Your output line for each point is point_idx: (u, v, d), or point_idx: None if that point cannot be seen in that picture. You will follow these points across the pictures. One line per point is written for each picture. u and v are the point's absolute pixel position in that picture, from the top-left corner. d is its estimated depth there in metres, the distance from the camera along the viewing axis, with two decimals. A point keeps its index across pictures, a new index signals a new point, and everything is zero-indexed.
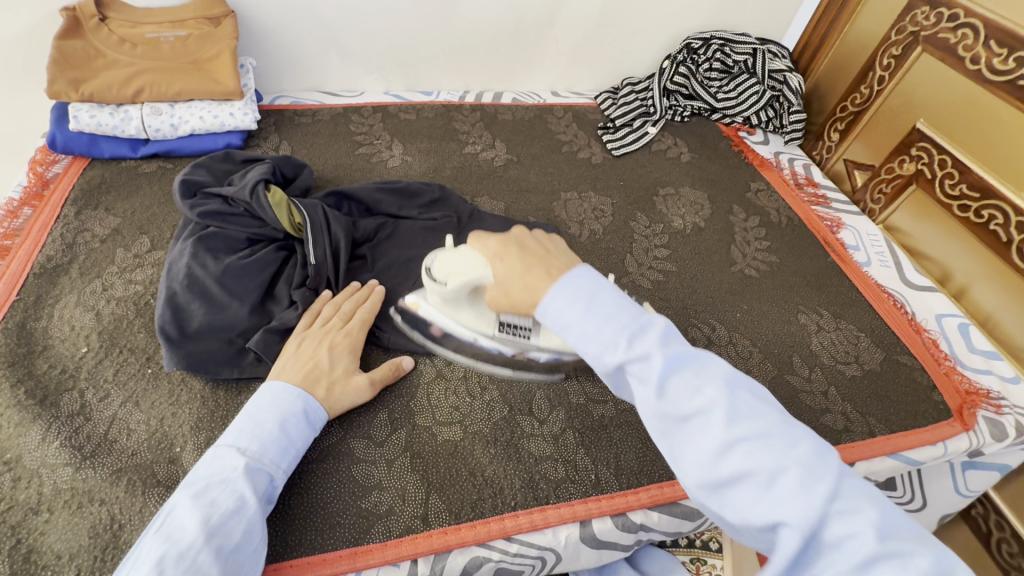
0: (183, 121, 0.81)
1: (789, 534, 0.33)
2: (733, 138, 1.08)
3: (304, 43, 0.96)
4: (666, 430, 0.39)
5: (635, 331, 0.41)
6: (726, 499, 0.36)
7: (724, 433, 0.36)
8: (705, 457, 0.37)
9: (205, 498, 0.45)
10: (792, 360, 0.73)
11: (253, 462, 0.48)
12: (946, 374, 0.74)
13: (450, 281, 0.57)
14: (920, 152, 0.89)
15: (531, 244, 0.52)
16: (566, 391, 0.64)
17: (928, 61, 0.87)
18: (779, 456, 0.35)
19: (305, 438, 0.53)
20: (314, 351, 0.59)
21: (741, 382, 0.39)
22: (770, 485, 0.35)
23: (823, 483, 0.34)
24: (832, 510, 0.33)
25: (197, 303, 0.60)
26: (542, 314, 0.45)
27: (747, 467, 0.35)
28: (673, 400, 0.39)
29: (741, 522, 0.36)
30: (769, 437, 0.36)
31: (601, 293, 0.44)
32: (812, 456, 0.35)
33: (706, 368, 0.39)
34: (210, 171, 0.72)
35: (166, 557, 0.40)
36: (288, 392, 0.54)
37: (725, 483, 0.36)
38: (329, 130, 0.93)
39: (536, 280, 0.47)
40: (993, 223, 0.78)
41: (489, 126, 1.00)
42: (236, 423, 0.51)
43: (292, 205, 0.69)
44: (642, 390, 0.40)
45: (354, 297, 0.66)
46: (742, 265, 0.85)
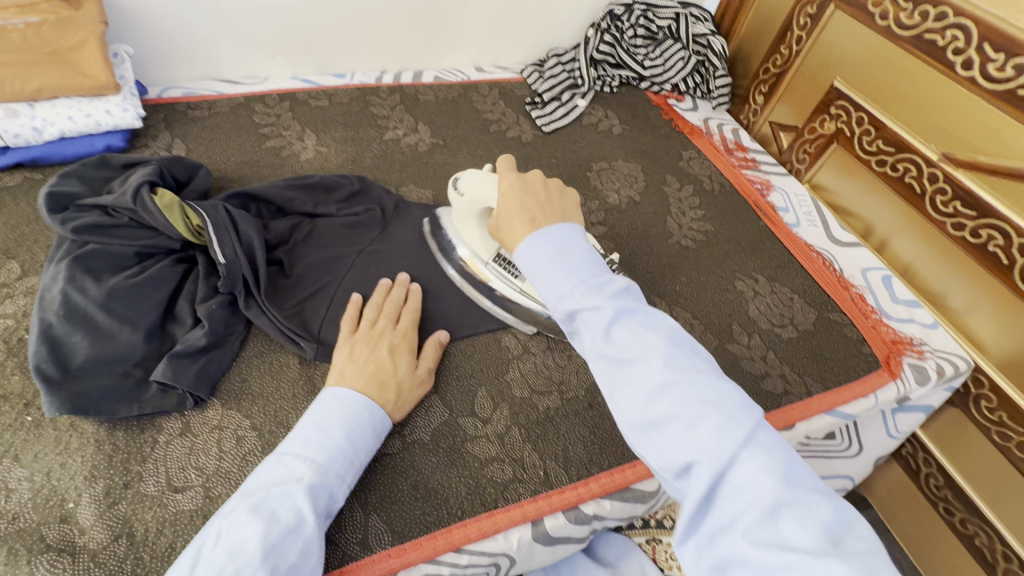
0: (48, 123, 0.70)
1: (703, 473, 0.35)
2: (663, 107, 1.07)
3: (190, 27, 0.85)
4: (606, 375, 0.41)
5: (593, 287, 0.44)
6: (651, 441, 0.38)
7: (659, 377, 0.38)
8: (637, 401, 0.38)
9: (264, 510, 0.43)
10: (731, 328, 0.73)
11: (317, 476, 0.46)
12: (873, 326, 0.76)
13: (467, 194, 0.60)
14: (839, 110, 0.91)
15: (540, 188, 0.53)
16: (508, 386, 0.62)
17: (841, 18, 0.88)
18: (704, 402, 0.37)
19: (371, 448, 0.51)
20: (372, 354, 0.56)
21: (686, 339, 0.41)
22: (692, 426, 0.36)
23: (742, 430, 0.35)
24: (744, 454, 0.34)
25: (79, 334, 0.53)
26: (519, 257, 0.48)
27: (674, 410, 0.37)
28: (616, 344, 0.41)
29: (661, 463, 0.37)
30: (700, 383, 0.37)
31: (573, 250, 0.46)
32: (738, 406, 0.37)
33: (653, 322, 0.41)
34: (82, 181, 0.62)
35: (224, 573, 0.39)
36: (354, 401, 0.51)
37: (654, 424, 0.38)
38: (230, 123, 0.83)
39: (517, 226, 0.50)
40: (908, 175, 0.81)
41: (411, 108, 0.94)
42: (303, 431, 0.49)
43: (186, 205, 0.61)
44: (592, 333, 0.42)
45: (391, 296, 0.63)
46: (678, 237, 0.84)
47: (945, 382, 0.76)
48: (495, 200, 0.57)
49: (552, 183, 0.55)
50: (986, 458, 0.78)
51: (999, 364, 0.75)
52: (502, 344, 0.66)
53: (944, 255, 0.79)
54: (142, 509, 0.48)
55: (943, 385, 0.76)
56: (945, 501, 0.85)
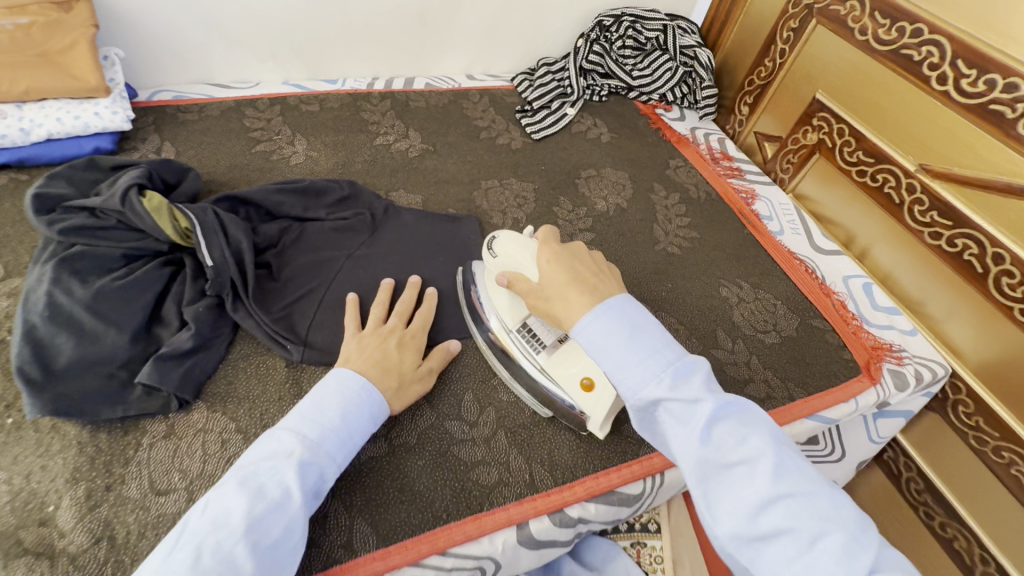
0: (36, 125, 0.70)
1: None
2: (651, 116, 1.09)
3: (180, 30, 0.85)
4: (704, 477, 0.41)
5: (677, 374, 0.44)
6: (760, 552, 0.37)
7: (767, 489, 0.38)
8: (744, 510, 0.38)
9: (252, 484, 0.43)
10: (716, 334, 0.74)
11: (308, 452, 0.46)
12: (854, 332, 0.78)
13: (501, 255, 0.60)
14: (821, 121, 0.93)
15: (586, 261, 0.54)
16: (495, 390, 0.62)
17: (822, 33, 0.90)
18: (821, 517, 0.37)
19: (365, 431, 0.51)
20: (380, 347, 0.57)
21: (782, 437, 0.42)
22: (810, 545, 0.36)
23: (867, 553, 0.35)
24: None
25: (64, 335, 0.52)
26: (580, 333, 0.48)
27: (787, 524, 0.37)
28: (716, 446, 0.41)
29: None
30: (814, 496, 0.38)
31: (647, 329, 0.47)
32: (855, 524, 0.36)
33: (748, 418, 0.42)
34: (70, 182, 0.62)
35: (206, 543, 0.39)
36: (351, 382, 0.52)
37: (762, 538, 0.38)
38: (220, 127, 0.84)
39: (574, 293, 0.50)
40: (887, 185, 0.83)
41: (401, 114, 0.94)
42: (299, 408, 0.50)
43: (174, 207, 0.61)
44: (684, 431, 0.42)
45: (406, 297, 0.64)
46: (665, 244, 0.85)
47: (923, 388, 0.77)
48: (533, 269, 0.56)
49: (595, 255, 0.55)
50: (963, 463, 0.80)
51: (976, 372, 0.76)
52: (489, 349, 0.66)
53: (926, 266, 0.80)
54: (125, 512, 0.47)
55: (921, 391, 0.78)
56: (924, 505, 0.87)
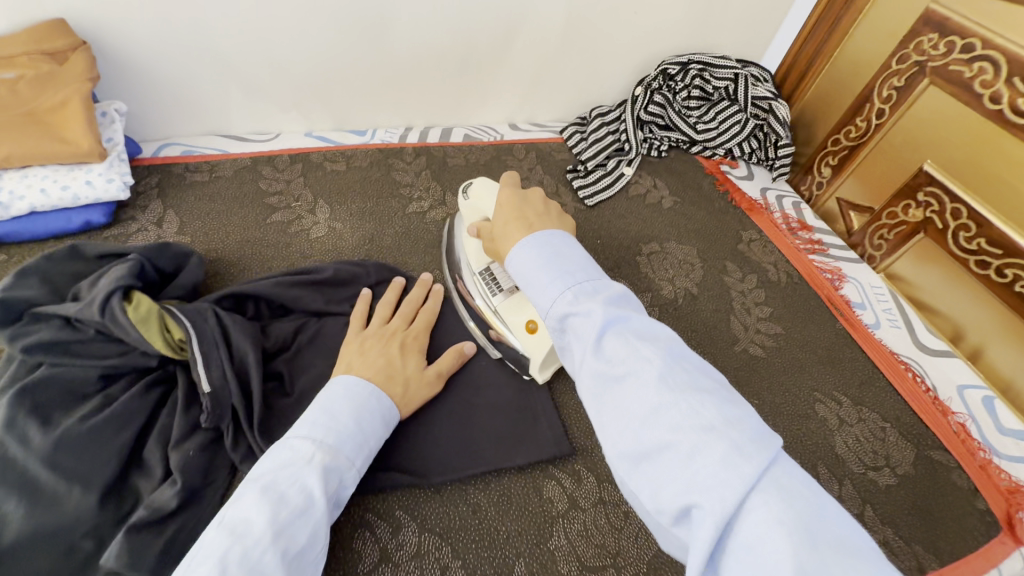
0: (17, 197, 0.60)
1: (703, 520, 0.31)
2: (717, 175, 0.96)
3: (192, 78, 0.75)
4: (601, 391, 0.39)
5: (587, 291, 0.42)
6: (644, 471, 0.35)
7: (654, 398, 0.35)
8: (631, 424, 0.36)
9: (272, 493, 0.38)
10: (817, 471, 0.61)
11: (329, 457, 0.42)
12: (982, 469, 0.64)
13: (472, 199, 0.63)
14: (929, 197, 0.79)
15: (533, 202, 0.54)
16: (552, 561, 0.49)
17: (937, 96, 0.76)
18: (704, 433, 0.33)
19: (380, 436, 0.47)
20: (383, 351, 0.54)
21: (688, 355, 0.38)
22: (691, 459, 0.33)
23: (750, 463, 0.31)
24: (754, 497, 0.30)
25: (13, 501, 0.41)
26: (511, 264, 0.48)
27: (670, 436, 0.34)
28: (609, 359, 0.38)
29: (657, 505, 0.34)
30: (701, 406, 0.34)
31: (567, 255, 0.46)
32: (746, 436, 0.33)
33: (652, 337, 0.39)
34: (45, 280, 0.51)
35: (230, 555, 0.34)
36: (364, 387, 0.48)
37: (648, 455, 0.35)
38: (233, 191, 0.73)
39: (512, 229, 0.50)
40: (1020, 285, 0.69)
41: (438, 174, 0.83)
42: (308, 415, 0.45)
43: (166, 314, 0.51)
44: (582, 345, 0.40)
45: (409, 295, 0.63)
46: (745, 342, 0.72)
47: None
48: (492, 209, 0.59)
49: (552, 204, 0.56)
50: None
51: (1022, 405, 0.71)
52: (544, 496, 0.53)
53: (934, 262, 0.79)
54: None
55: None
56: None
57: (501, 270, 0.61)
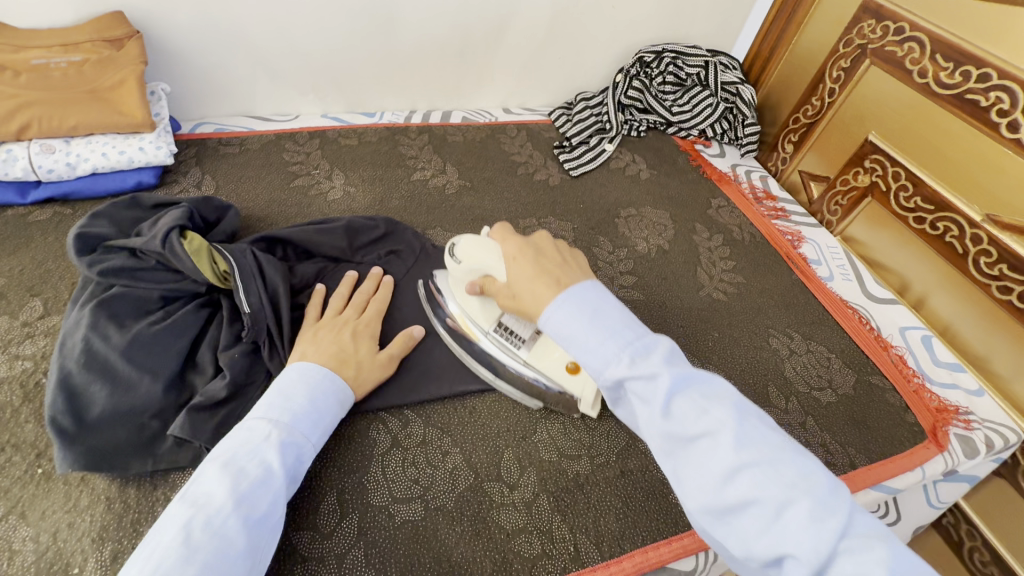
0: (82, 159, 0.70)
1: (798, 569, 0.32)
2: (690, 152, 1.06)
3: (225, 64, 0.86)
4: (670, 452, 0.39)
5: (639, 349, 0.42)
6: (731, 526, 0.36)
7: (731, 459, 0.36)
8: (710, 482, 0.36)
9: (233, 467, 0.43)
10: (768, 390, 0.70)
11: (285, 434, 0.47)
12: (915, 392, 0.73)
13: (466, 261, 0.58)
14: (874, 163, 0.89)
15: (548, 253, 0.52)
16: (536, 449, 0.59)
17: (877, 74, 0.87)
18: (786, 487, 0.34)
19: (335, 414, 0.52)
20: (335, 337, 0.58)
21: (749, 408, 0.40)
22: (777, 516, 0.34)
23: (835, 517, 0.33)
24: (843, 549, 0.32)
25: (98, 383, 0.51)
26: (546, 322, 0.46)
27: (754, 495, 0.35)
28: (677, 420, 0.39)
29: (746, 551, 0.35)
30: (778, 463, 0.35)
31: (607, 310, 0.45)
32: (824, 489, 0.34)
33: (712, 392, 0.40)
34: (113, 222, 0.62)
35: (194, 520, 0.39)
36: (317, 370, 0.53)
37: (731, 511, 0.36)
38: (260, 160, 0.84)
39: (542, 288, 0.48)
40: (949, 235, 0.78)
41: (439, 149, 0.93)
42: (265, 399, 0.50)
43: (214, 250, 0.61)
44: (647, 409, 0.40)
45: (359, 288, 0.66)
46: (710, 289, 0.82)
47: (994, 457, 0.71)
48: (499, 266, 0.55)
49: (560, 243, 0.55)
50: None
51: None
52: (529, 402, 0.63)
53: (948, 278, 0.80)
54: None
55: (991, 458, 0.72)
56: None
57: (515, 321, 0.60)
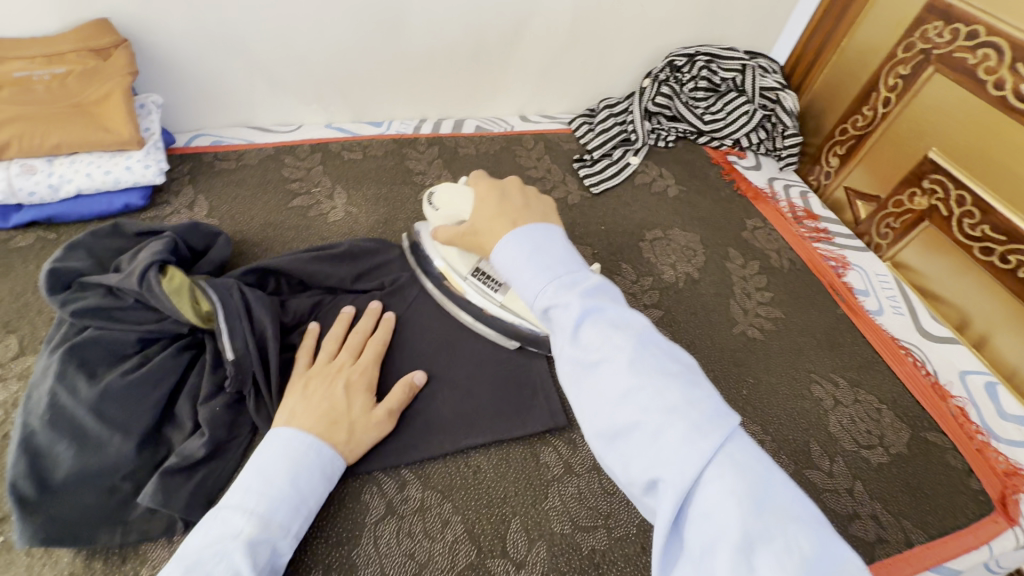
0: (65, 180, 0.66)
1: (666, 491, 0.36)
2: (723, 165, 0.98)
3: (221, 72, 0.80)
4: (577, 378, 0.43)
5: (566, 284, 0.45)
6: (620, 449, 0.40)
7: (626, 382, 0.40)
8: (606, 406, 0.40)
9: (197, 574, 0.39)
10: (810, 449, 0.62)
11: (259, 528, 0.42)
12: (979, 452, 0.64)
13: (442, 208, 0.62)
14: (934, 184, 0.79)
15: (513, 196, 0.56)
16: (548, 518, 0.52)
17: (942, 84, 0.77)
18: (670, 411, 0.38)
19: (319, 494, 0.47)
20: (327, 392, 0.53)
21: (658, 342, 0.42)
22: (655, 439, 0.38)
23: (708, 441, 0.36)
24: (708, 475, 0.36)
25: (64, 444, 0.46)
26: (496, 257, 0.50)
27: (638, 419, 0.39)
28: (585, 346, 0.42)
29: (628, 476, 0.39)
30: (667, 391, 0.39)
31: (547, 247, 0.48)
32: (707, 416, 0.38)
33: (624, 323, 0.43)
34: (91, 254, 0.57)
35: None
36: (301, 442, 0.48)
37: (620, 434, 0.40)
38: (258, 178, 0.78)
39: (500, 226, 0.52)
40: (1022, 269, 0.70)
41: (449, 163, 0.87)
42: (242, 480, 0.45)
43: (196, 288, 0.55)
44: (561, 335, 0.44)
45: (357, 327, 0.60)
46: (743, 325, 0.74)
47: None
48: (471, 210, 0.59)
49: (528, 189, 0.59)
50: None
51: None
52: (540, 460, 0.57)
53: (960, 274, 0.78)
54: None
55: None
56: None
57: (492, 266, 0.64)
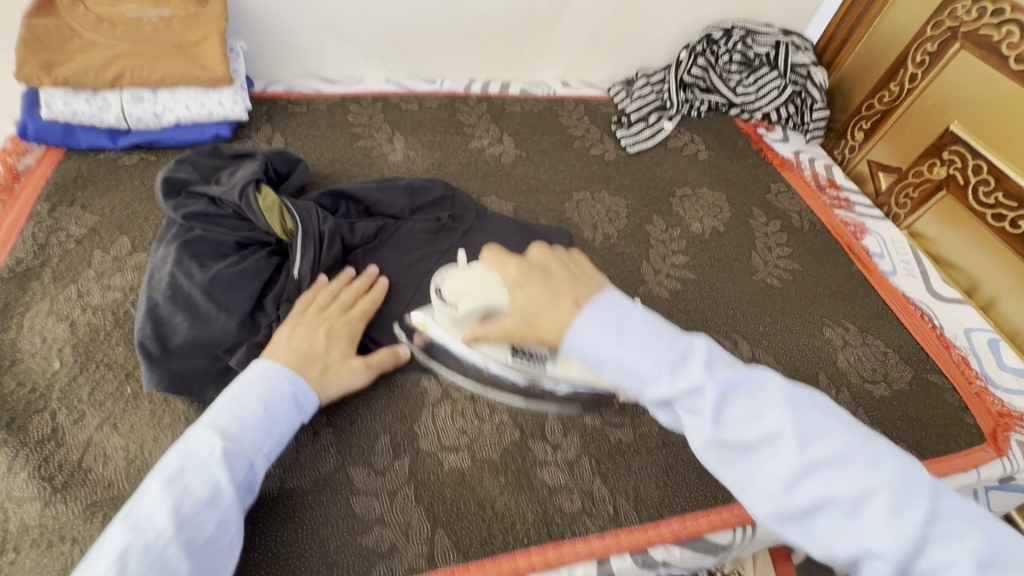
0: (167, 109, 0.75)
1: (883, 567, 0.32)
2: (752, 135, 1.03)
3: (296, 24, 0.88)
4: (731, 463, 0.38)
5: (678, 359, 0.40)
6: (806, 529, 0.35)
7: (796, 461, 0.35)
8: (778, 487, 0.35)
9: (177, 485, 0.42)
10: (817, 379, 0.69)
11: (231, 445, 0.45)
12: (977, 394, 0.70)
13: (460, 303, 0.53)
14: (953, 155, 0.84)
15: (553, 272, 0.48)
16: (581, 413, 0.60)
17: (967, 59, 0.82)
18: (860, 478, 0.34)
19: (291, 420, 0.50)
20: (309, 335, 0.56)
21: (802, 397, 0.38)
22: (854, 512, 0.33)
23: (914, 506, 0.32)
24: (931, 535, 0.32)
25: (181, 316, 0.55)
26: (571, 350, 0.42)
27: (826, 495, 0.34)
28: (733, 429, 0.37)
29: (826, 553, 0.34)
30: (849, 459, 0.34)
31: (630, 319, 0.42)
32: (899, 476, 0.34)
33: (762, 390, 0.38)
34: (195, 168, 0.66)
35: (131, 548, 0.38)
36: (275, 372, 0.51)
37: (806, 513, 0.35)
38: (326, 121, 0.87)
39: (562, 311, 0.43)
40: None
41: (496, 118, 0.94)
42: (218, 404, 0.48)
43: (284, 208, 0.64)
44: (699, 422, 0.38)
45: (352, 285, 0.62)
46: (763, 274, 0.80)
47: None
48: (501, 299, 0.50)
49: (557, 252, 0.51)
50: None
51: None
52: None
53: (1007, 263, 0.78)
54: None
55: None
56: None
57: (529, 341, 0.53)
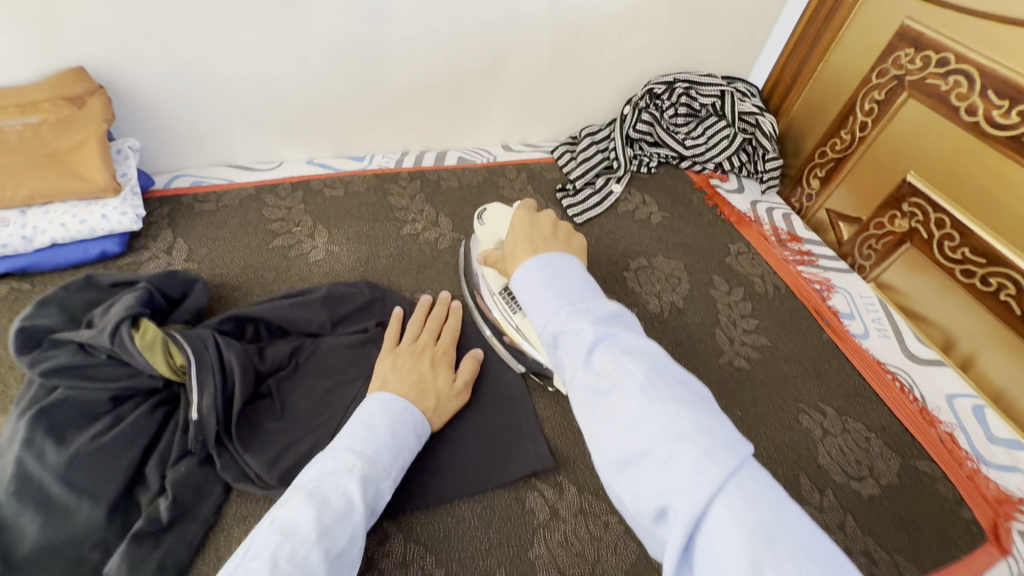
0: (39, 231, 0.65)
1: (676, 520, 0.32)
2: (707, 189, 0.98)
3: (199, 110, 0.80)
4: (588, 402, 0.40)
5: (580, 309, 0.44)
6: (626, 477, 0.36)
7: (638, 407, 0.37)
8: (618, 430, 0.37)
9: (317, 496, 0.43)
10: (799, 481, 0.62)
11: (367, 467, 0.47)
12: (970, 479, 0.64)
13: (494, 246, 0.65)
14: (913, 207, 0.80)
15: (543, 224, 0.58)
16: (533, 571, 0.51)
17: (916, 109, 0.78)
18: (686, 437, 0.35)
19: (413, 449, 0.52)
20: (414, 366, 0.59)
21: (671, 368, 0.40)
22: (666, 465, 0.34)
23: (720, 469, 0.33)
24: (721, 501, 0.32)
25: (30, 513, 0.44)
26: (515, 283, 0.50)
27: (649, 444, 0.35)
28: (597, 372, 0.40)
29: (637, 506, 0.35)
30: (678, 416, 0.36)
31: (565, 274, 0.48)
32: (720, 446, 0.34)
33: (639, 350, 0.40)
34: (62, 308, 0.56)
35: (281, 550, 0.39)
36: (398, 403, 0.53)
37: (631, 462, 0.36)
38: (238, 219, 0.78)
39: (521, 253, 0.54)
40: (1004, 292, 0.70)
41: (431, 197, 0.87)
42: (348, 428, 0.50)
43: (170, 341, 0.54)
44: (572, 361, 0.41)
45: (432, 315, 0.67)
46: (730, 355, 0.73)
47: None
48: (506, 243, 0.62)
49: (562, 225, 0.60)
50: None
51: None
52: (526, 507, 0.55)
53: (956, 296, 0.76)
54: None
55: None
56: None
57: None
